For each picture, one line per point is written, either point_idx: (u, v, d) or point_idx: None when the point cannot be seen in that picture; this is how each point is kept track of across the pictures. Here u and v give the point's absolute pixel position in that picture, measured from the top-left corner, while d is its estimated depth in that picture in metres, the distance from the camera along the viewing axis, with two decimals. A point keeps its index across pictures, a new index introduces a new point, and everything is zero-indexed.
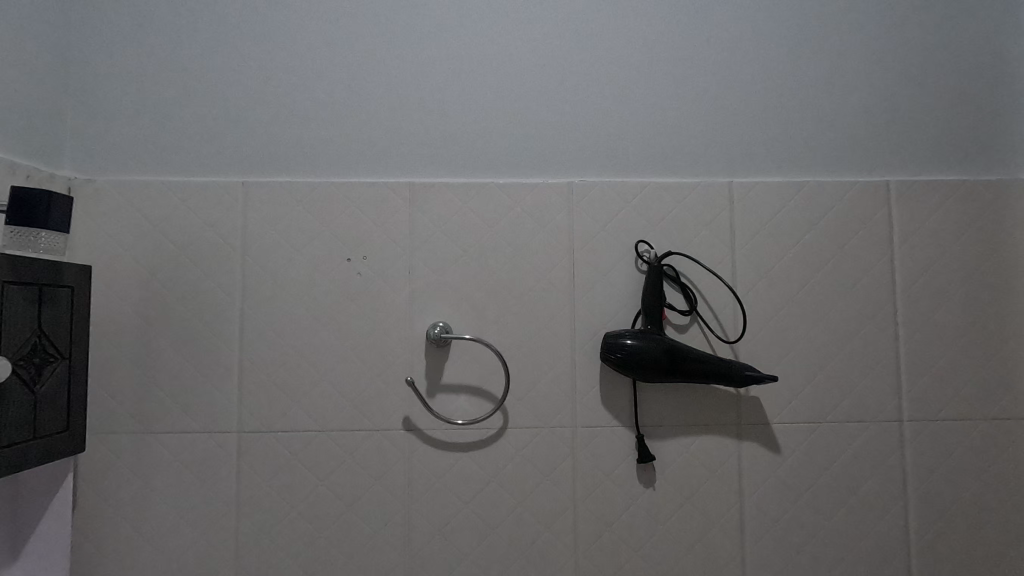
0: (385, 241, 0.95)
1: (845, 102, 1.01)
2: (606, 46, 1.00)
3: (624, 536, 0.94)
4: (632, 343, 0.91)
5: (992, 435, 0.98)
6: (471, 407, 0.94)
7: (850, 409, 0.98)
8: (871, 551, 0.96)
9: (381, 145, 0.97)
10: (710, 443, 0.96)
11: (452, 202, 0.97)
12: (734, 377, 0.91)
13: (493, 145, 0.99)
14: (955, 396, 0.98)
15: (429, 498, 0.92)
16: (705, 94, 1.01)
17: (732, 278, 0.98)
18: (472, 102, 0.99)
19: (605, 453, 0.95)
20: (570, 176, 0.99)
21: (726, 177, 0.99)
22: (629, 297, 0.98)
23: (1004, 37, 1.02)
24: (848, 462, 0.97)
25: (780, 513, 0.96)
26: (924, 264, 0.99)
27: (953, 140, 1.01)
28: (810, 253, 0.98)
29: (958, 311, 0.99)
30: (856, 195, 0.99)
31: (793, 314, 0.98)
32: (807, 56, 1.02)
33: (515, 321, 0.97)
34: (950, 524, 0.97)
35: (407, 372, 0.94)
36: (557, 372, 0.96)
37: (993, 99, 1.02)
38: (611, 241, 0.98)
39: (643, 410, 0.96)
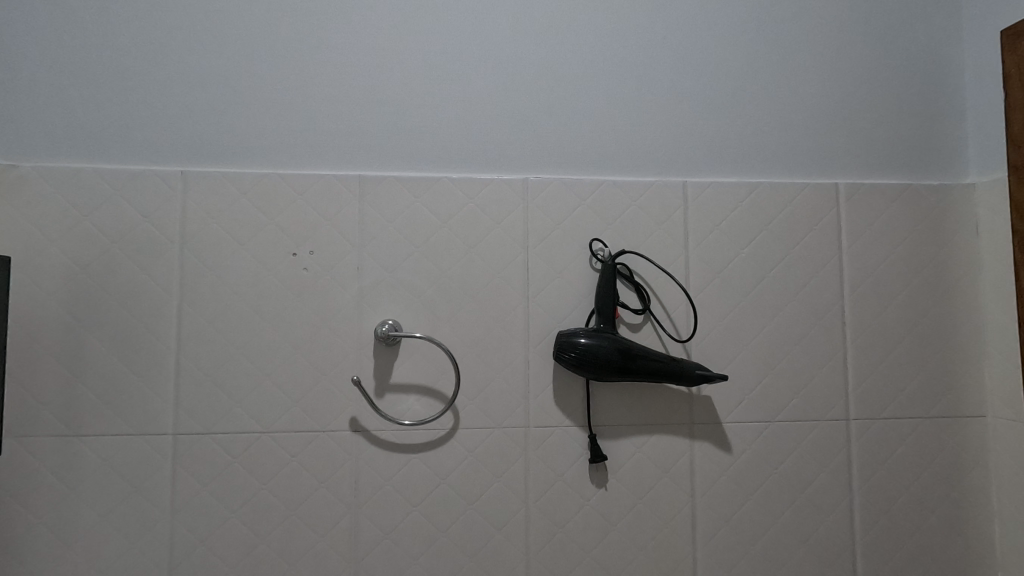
0: (332, 238, 0.93)
1: (799, 104, 1.02)
2: (561, 41, 0.99)
3: (574, 537, 0.93)
4: (586, 342, 0.89)
5: (935, 433, 1.00)
6: (420, 407, 0.93)
7: (800, 409, 0.98)
8: (819, 550, 0.97)
9: (327, 138, 0.94)
10: (663, 443, 0.96)
11: (403, 197, 0.94)
12: (685, 377, 0.90)
13: (445, 139, 0.96)
14: (901, 395, 1.00)
15: (376, 499, 0.91)
16: (661, 91, 1.00)
17: (686, 277, 0.97)
18: (427, 95, 0.96)
19: (556, 453, 0.94)
20: (522, 171, 0.97)
21: (681, 176, 0.99)
22: (582, 296, 0.96)
23: (952, 42, 1.04)
24: (798, 461, 0.97)
25: (730, 513, 0.96)
26: (871, 265, 1.00)
27: (902, 144, 1.03)
28: (762, 252, 0.98)
29: (904, 310, 1.00)
30: (808, 196, 1.00)
31: (745, 314, 0.98)
32: (764, 56, 1.02)
33: (466, 320, 0.94)
34: (895, 522, 0.98)
35: (355, 371, 0.92)
36: (511, 373, 0.95)
37: (940, 104, 1.04)
38: (564, 239, 0.96)
39: (596, 409, 0.95)
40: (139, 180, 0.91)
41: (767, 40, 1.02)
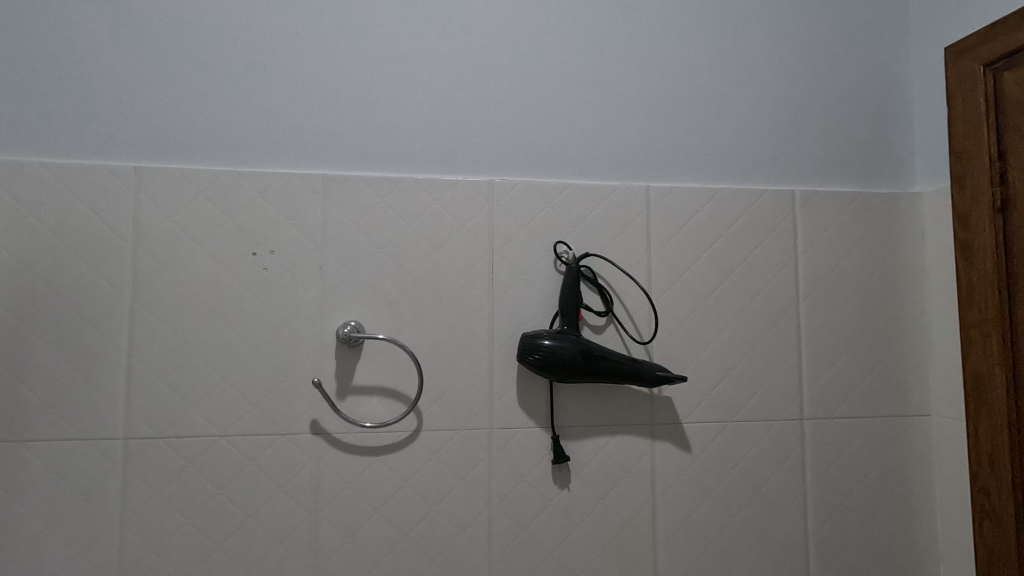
0: (294, 238, 0.91)
1: (758, 113, 1.05)
2: (527, 45, 0.99)
3: (536, 538, 0.94)
4: (549, 343, 0.90)
5: (883, 432, 1.04)
6: (383, 409, 0.92)
7: (757, 409, 1.00)
8: (774, 546, 0.99)
9: (289, 136, 0.93)
10: (625, 444, 0.97)
11: (367, 197, 0.93)
12: (646, 378, 0.91)
13: (411, 139, 0.96)
14: (852, 395, 1.03)
15: (336, 503, 0.90)
16: (626, 97, 1.01)
17: (648, 280, 0.99)
18: (392, 96, 0.95)
19: (519, 454, 0.94)
20: (488, 173, 0.97)
21: (644, 181, 1.01)
22: (547, 297, 0.97)
23: (900, 57, 1.09)
24: (755, 460, 1.00)
25: (690, 512, 0.98)
26: (825, 269, 1.04)
27: (854, 153, 1.07)
28: (721, 256, 1.01)
29: (855, 313, 1.04)
30: (766, 202, 1.03)
31: (705, 316, 1.00)
32: (725, 65, 1.04)
33: (430, 321, 0.94)
34: (846, 518, 1.02)
35: (316, 373, 0.91)
36: (475, 375, 0.95)
37: (890, 115, 1.08)
38: (529, 241, 0.96)
39: (559, 410, 0.96)
40: (90, 175, 0.88)
41: (728, 49, 1.05)
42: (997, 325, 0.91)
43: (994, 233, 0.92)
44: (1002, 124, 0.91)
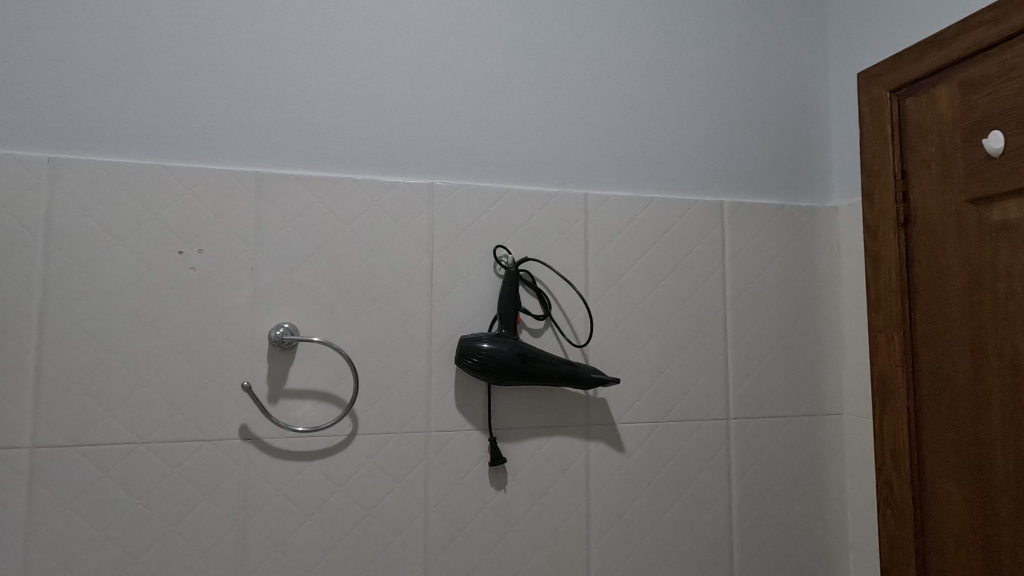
0: (224, 237, 0.88)
1: (691, 126, 1.10)
2: (470, 50, 1.00)
3: (472, 539, 0.94)
4: (487, 347, 0.90)
5: (801, 430, 1.10)
6: (317, 413, 0.90)
7: (686, 409, 1.05)
8: (701, 541, 1.04)
9: (221, 131, 0.90)
10: (561, 445, 0.99)
11: (303, 197, 0.91)
12: (581, 380, 0.93)
13: (350, 139, 0.94)
14: (774, 396, 1.09)
15: (265, 511, 0.87)
16: (566, 106, 1.04)
17: (585, 285, 1.02)
18: (330, 95, 0.94)
19: (456, 457, 0.95)
20: (429, 176, 0.97)
21: (583, 189, 1.03)
22: (486, 301, 0.98)
23: (819, 80, 1.17)
24: (684, 458, 1.04)
25: (623, 510, 1.01)
26: (750, 276, 1.10)
27: (778, 168, 1.14)
28: (655, 262, 1.05)
29: (777, 318, 1.11)
30: (696, 212, 1.08)
31: (639, 320, 1.04)
32: (660, 79, 1.09)
33: (368, 324, 0.93)
34: (767, 512, 1.08)
35: (247, 377, 0.88)
36: (412, 377, 0.94)
37: (809, 134, 1.16)
38: (468, 245, 0.97)
39: (496, 413, 0.97)
40: None
41: (663, 65, 1.09)
42: (899, 329, 0.99)
43: (897, 245, 1.00)
44: (905, 146, 1.00)
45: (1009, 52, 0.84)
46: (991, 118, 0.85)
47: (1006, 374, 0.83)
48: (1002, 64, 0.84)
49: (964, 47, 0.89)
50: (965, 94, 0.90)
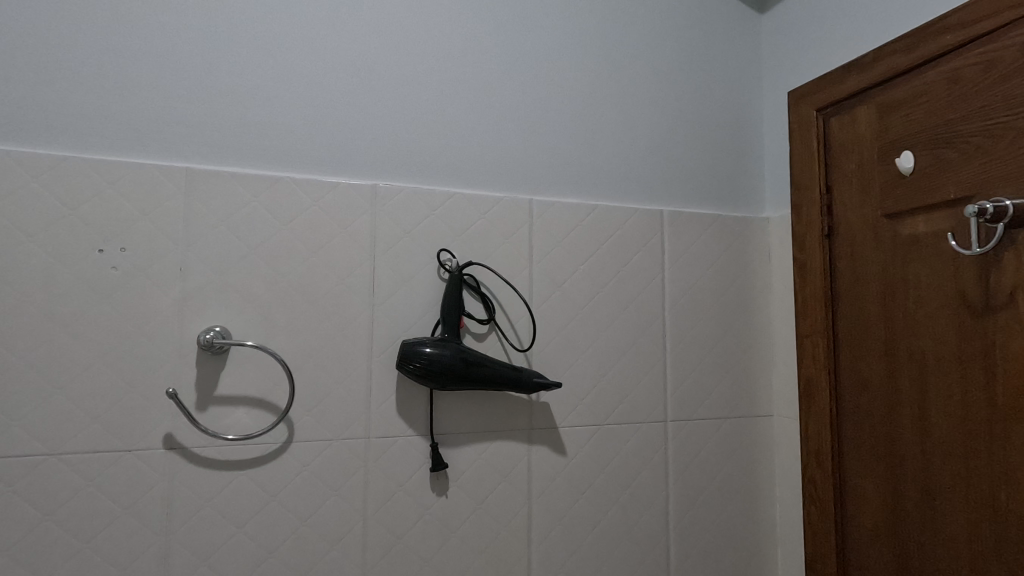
0: (150, 235, 0.84)
1: (633, 137, 1.13)
2: (416, 51, 0.99)
3: (412, 547, 0.93)
4: (429, 351, 0.89)
5: (734, 431, 1.15)
6: (249, 420, 0.87)
7: (626, 412, 1.07)
8: (639, 541, 1.06)
9: (150, 124, 0.85)
10: (503, 449, 0.99)
11: (238, 195, 0.88)
12: (523, 384, 0.94)
13: (289, 137, 0.92)
14: (709, 398, 1.14)
15: (191, 524, 0.83)
16: (513, 111, 1.05)
17: (529, 290, 1.02)
18: (269, 91, 0.91)
19: (396, 463, 0.93)
20: (372, 177, 0.95)
21: (528, 194, 1.04)
22: (429, 305, 0.97)
23: (753, 97, 1.23)
24: (624, 460, 1.07)
25: (564, 512, 1.02)
26: (688, 283, 1.14)
27: (715, 179, 1.19)
28: (597, 268, 1.07)
29: (713, 323, 1.15)
30: (638, 220, 1.11)
31: (582, 325, 1.05)
32: (605, 89, 1.11)
33: (305, 328, 0.90)
34: (702, 511, 1.11)
35: (173, 383, 0.84)
36: (352, 383, 0.92)
37: (744, 148, 1.22)
38: (412, 248, 0.96)
39: (438, 418, 0.96)
40: None
41: (607, 76, 1.12)
42: (823, 335, 1.05)
43: (822, 255, 1.06)
44: (829, 162, 1.06)
45: (918, 79, 0.90)
46: (904, 140, 0.92)
47: (914, 378, 0.90)
48: (914, 89, 0.91)
49: (881, 72, 0.96)
50: (881, 115, 0.96)
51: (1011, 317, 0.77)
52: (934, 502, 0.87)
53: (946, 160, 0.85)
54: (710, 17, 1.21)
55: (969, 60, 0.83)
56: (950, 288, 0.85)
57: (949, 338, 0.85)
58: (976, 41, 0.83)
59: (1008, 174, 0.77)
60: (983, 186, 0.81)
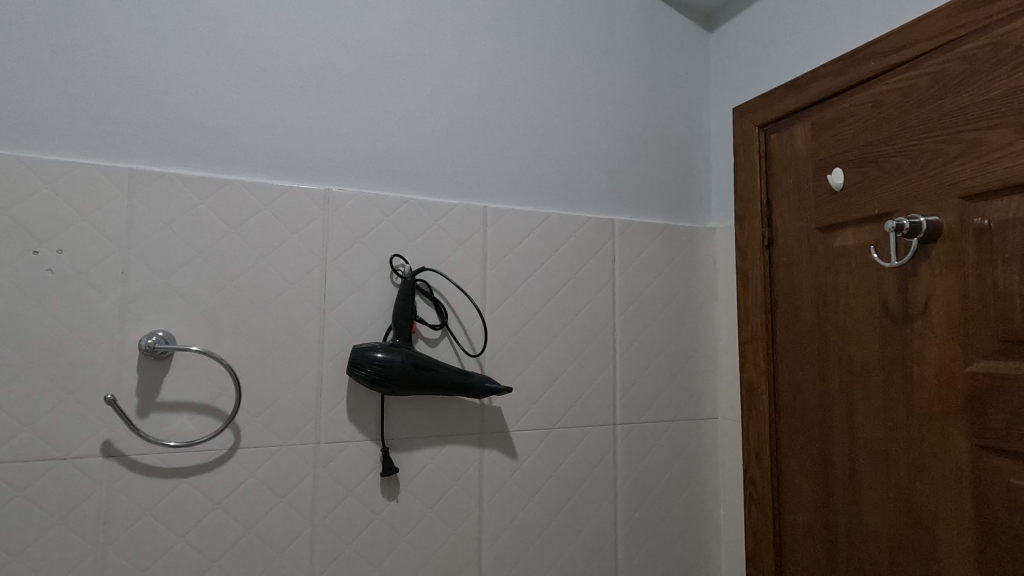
0: (90, 237, 0.81)
1: (586, 148, 1.16)
2: (372, 57, 1.00)
3: (361, 552, 0.93)
4: (380, 357, 0.90)
5: (681, 433, 1.19)
6: (193, 426, 0.85)
7: (576, 416, 1.10)
8: (588, 542, 1.09)
9: (90, 122, 0.83)
10: (455, 453, 1.00)
11: (185, 197, 0.86)
12: (474, 389, 0.95)
13: (240, 139, 0.91)
14: (657, 401, 1.17)
15: (130, 534, 0.81)
16: (467, 119, 1.06)
17: (482, 296, 1.04)
18: (220, 92, 0.90)
19: (346, 469, 0.93)
20: (324, 181, 0.95)
21: (482, 201, 1.06)
22: (381, 310, 0.97)
23: (700, 113, 1.29)
24: (574, 463, 1.09)
25: (515, 514, 1.04)
26: (637, 290, 1.17)
27: (664, 190, 1.24)
28: (550, 274, 1.09)
29: (661, 329, 1.19)
30: (589, 228, 1.14)
31: (534, 330, 1.08)
32: (559, 100, 1.14)
33: (253, 333, 0.89)
34: (649, 511, 1.15)
35: (112, 389, 0.82)
36: (302, 388, 0.92)
37: (692, 160, 1.27)
38: (365, 253, 0.96)
39: (390, 423, 0.96)
40: None
41: (562, 88, 1.15)
42: (763, 341, 1.10)
43: (762, 266, 1.11)
44: (770, 177, 1.11)
45: (848, 102, 0.96)
46: (835, 157, 0.98)
47: (843, 382, 0.95)
48: (843, 110, 0.97)
49: (816, 93, 1.02)
50: (815, 133, 1.02)
51: (926, 325, 0.82)
52: (860, 500, 0.92)
53: (872, 178, 0.91)
54: (660, 34, 1.26)
55: (891, 85, 0.89)
56: (874, 297, 0.90)
57: (873, 345, 0.90)
58: (897, 68, 0.89)
59: (925, 192, 0.83)
60: (903, 202, 0.86)
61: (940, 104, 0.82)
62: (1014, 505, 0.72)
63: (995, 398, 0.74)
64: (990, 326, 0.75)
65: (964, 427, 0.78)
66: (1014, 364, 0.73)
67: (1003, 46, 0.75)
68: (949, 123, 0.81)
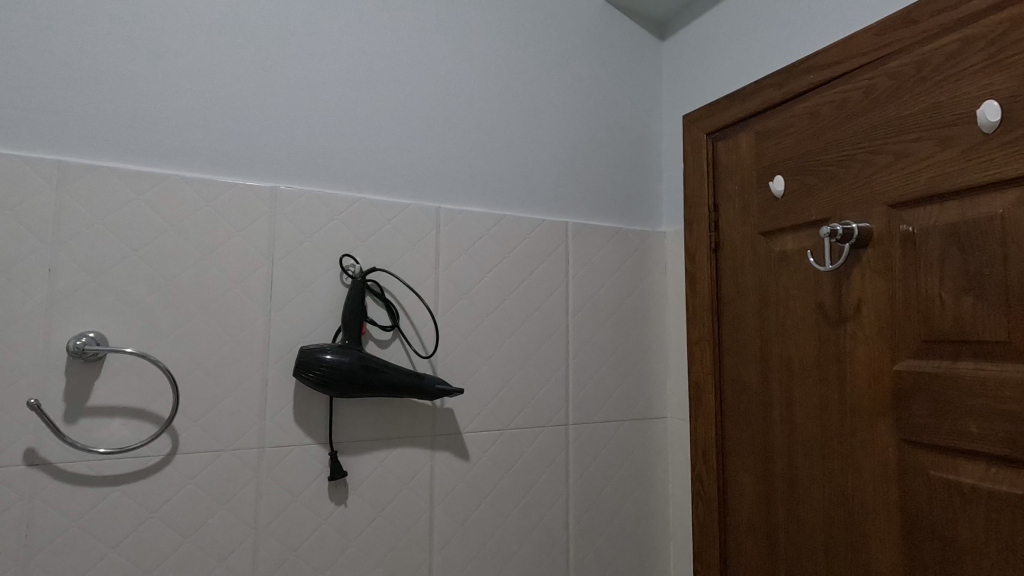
0: (14, 232, 0.77)
1: (541, 150, 1.17)
2: (323, 54, 0.98)
3: (307, 558, 0.91)
4: (328, 359, 0.88)
5: (632, 433, 1.21)
6: (126, 432, 0.81)
7: (528, 417, 1.11)
8: (539, 542, 1.09)
9: (15, 110, 0.78)
10: (405, 456, 0.99)
11: (121, 191, 0.83)
12: (425, 391, 0.95)
13: (181, 133, 0.87)
14: (608, 401, 1.19)
15: (55, 548, 0.76)
16: (421, 119, 1.06)
17: (434, 297, 1.03)
18: (161, 83, 0.86)
19: (292, 473, 0.91)
20: (272, 178, 0.93)
21: (435, 202, 1.06)
22: (331, 311, 0.95)
23: (652, 119, 1.32)
24: (526, 463, 1.10)
25: (466, 516, 1.03)
26: (590, 292, 1.19)
27: (617, 194, 1.26)
28: (503, 276, 1.10)
29: (613, 330, 1.21)
30: (543, 230, 1.15)
31: (487, 331, 1.08)
32: (514, 103, 1.15)
33: (194, 334, 0.86)
34: (600, 510, 1.16)
35: (36, 394, 0.77)
36: (245, 391, 0.89)
37: (644, 165, 1.30)
38: (314, 253, 0.94)
39: (338, 426, 0.94)
40: None
41: (517, 90, 1.16)
42: (709, 341, 1.14)
43: (709, 269, 1.15)
44: (716, 182, 1.15)
45: (788, 112, 1.00)
46: (776, 165, 1.02)
47: (782, 381, 0.99)
48: (784, 120, 1.01)
49: (759, 103, 1.06)
50: (758, 142, 1.06)
51: (858, 326, 0.87)
52: (797, 495, 0.96)
53: (809, 185, 0.96)
54: (614, 41, 1.28)
55: (826, 97, 0.94)
56: (811, 299, 0.94)
57: (810, 345, 0.94)
58: (833, 81, 0.93)
59: (857, 200, 0.88)
60: (838, 209, 0.91)
61: (870, 116, 0.87)
62: (934, 497, 0.76)
63: (918, 396, 0.78)
64: (914, 327, 0.80)
65: (890, 423, 0.82)
66: (935, 363, 0.77)
67: (925, 64, 0.80)
68: (878, 135, 0.86)
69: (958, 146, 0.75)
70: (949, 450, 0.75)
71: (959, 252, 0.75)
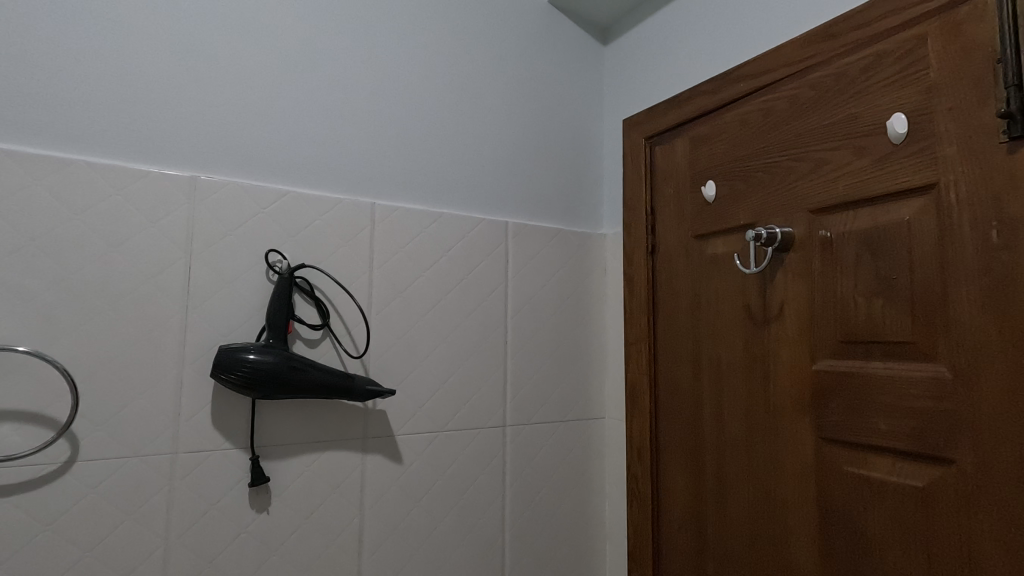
0: None
1: (482, 150, 1.16)
2: (253, 40, 0.94)
3: (225, 569, 0.86)
4: (249, 359, 0.83)
5: (569, 433, 1.22)
6: (17, 438, 0.75)
7: (465, 418, 1.09)
8: (474, 546, 1.08)
9: None
10: (334, 459, 0.95)
11: (17, 177, 0.76)
12: (354, 392, 0.91)
13: (90, 116, 0.81)
14: (547, 402, 1.19)
15: None
16: (357, 113, 1.03)
17: (368, 295, 1.00)
18: (68, 61, 0.80)
19: (209, 479, 0.86)
20: (192, 168, 0.88)
21: (371, 198, 1.03)
22: (254, 308, 0.91)
23: (594, 123, 1.34)
24: (461, 465, 1.08)
25: (399, 520, 1.01)
26: (529, 292, 1.19)
27: (559, 195, 1.27)
28: (441, 274, 1.08)
29: (552, 331, 1.21)
30: (482, 230, 1.14)
31: (422, 331, 1.05)
32: (456, 101, 1.14)
33: (99, 331, 0.80)
34: (536, 512, 1.16)
35: None
36: (158, 393, 0.83)
37: (584, 168, 1.31)
38: (238, 247, 0.90)
39: (261, 430, 0.90)
40: None
41: (459, 88, 1.14)
42: (645, 342, 1.15)
43: (646, 271, 1.16)
44: (654, 186, 1.17)
45: (720, 119, 1.03)
46: (708, 171, 1.05)
47: (712, 380, 1.01)
48: (716, 126, 1.04)
49: (695, 109, 1.08)
50: (693, 147, 1.08)
51: (781, 327, 0.90)
52: (724, 492, 0.98)
53: (738, 191, 0.98)
54: (557, 43, 1.29)
55: (755, 105, 0.97)
56: (739, 301, 0.97)
57: (738, 345, 0.97)
58: (761, 90, 0.96)
59: (781, 206, 0.91)
60: (764, 214, 0.94)
61: (794, 125, 0.90)
62: (847, 493, 0.80)
63: (835, 395, 0.82)
64: (831, 328, 0.83)
65: (809, 422, 0.85)
66: (850, 363, 0.80)
67: (843, 76, 0.83)
68: (800, 143, 0.89)
69: (871, 155, 0.79)
70: (861, 446, 0.78)
71: (871, 256, 0.78)
